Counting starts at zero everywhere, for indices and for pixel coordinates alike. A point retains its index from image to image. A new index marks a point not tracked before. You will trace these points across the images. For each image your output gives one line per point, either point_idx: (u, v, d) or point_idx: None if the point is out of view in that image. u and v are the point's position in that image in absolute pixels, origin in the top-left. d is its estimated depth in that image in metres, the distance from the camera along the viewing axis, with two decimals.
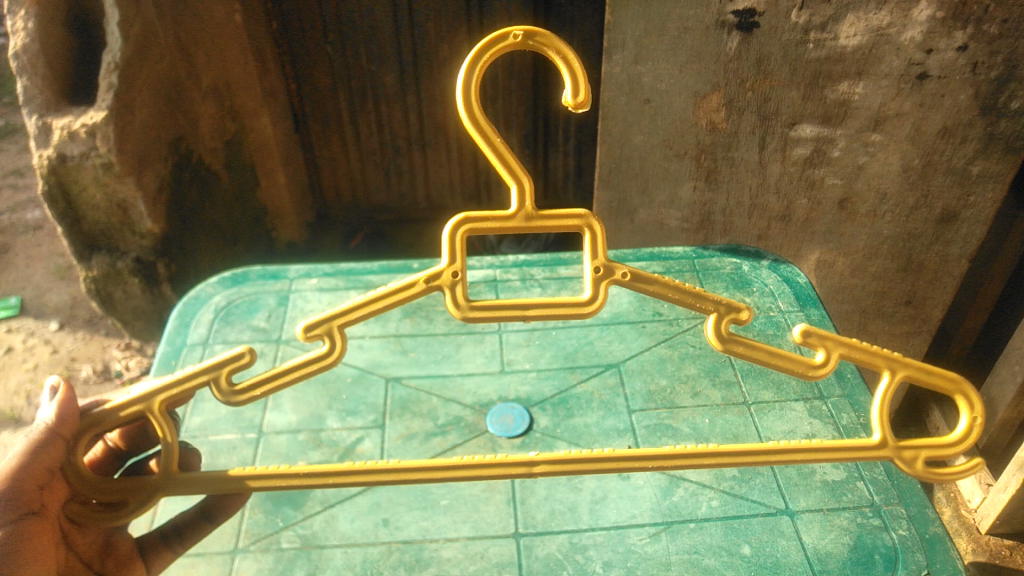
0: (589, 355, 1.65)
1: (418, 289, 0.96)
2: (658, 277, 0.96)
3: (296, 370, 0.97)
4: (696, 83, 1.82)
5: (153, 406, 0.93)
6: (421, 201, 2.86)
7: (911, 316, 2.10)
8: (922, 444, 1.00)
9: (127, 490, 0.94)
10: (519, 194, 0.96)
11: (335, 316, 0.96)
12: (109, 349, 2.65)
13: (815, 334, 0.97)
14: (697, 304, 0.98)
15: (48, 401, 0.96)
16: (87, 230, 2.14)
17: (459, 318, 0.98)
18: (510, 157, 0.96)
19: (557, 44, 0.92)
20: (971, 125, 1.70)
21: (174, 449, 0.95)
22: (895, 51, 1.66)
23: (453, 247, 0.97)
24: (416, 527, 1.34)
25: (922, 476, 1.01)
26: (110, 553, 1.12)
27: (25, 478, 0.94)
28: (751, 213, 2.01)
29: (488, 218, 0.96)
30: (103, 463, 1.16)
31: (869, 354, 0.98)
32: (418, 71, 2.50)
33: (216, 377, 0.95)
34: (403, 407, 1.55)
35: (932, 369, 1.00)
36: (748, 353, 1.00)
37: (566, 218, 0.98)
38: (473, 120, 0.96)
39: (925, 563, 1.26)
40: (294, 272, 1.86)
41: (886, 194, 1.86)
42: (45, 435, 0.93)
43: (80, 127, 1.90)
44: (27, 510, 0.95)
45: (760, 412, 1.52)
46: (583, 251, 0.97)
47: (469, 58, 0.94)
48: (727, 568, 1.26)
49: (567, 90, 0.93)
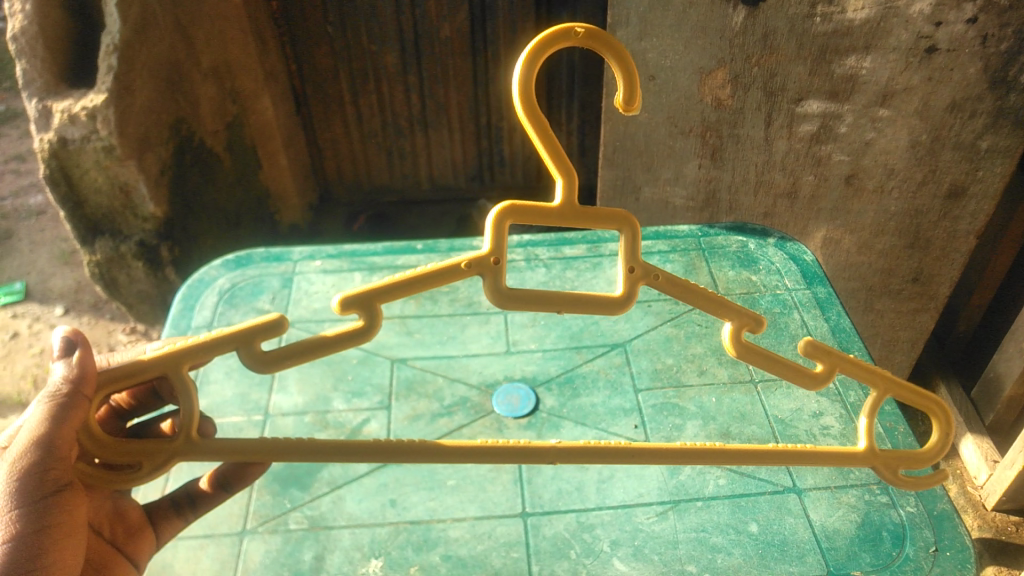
0: (594, 335, 1.64)
1: (457, 271, 0.95)
2: (686, 282, 0.99)
3: (330, 344, 0.95)
4: (701, 59, 1.80)
5: (178, 370, 0.93)
6: (425, 182, 2.85)
7: (918, 294, 2.08)
8: (901, 456, 1.11)
9: (144, 453, 0.95)
10: (565, 189, 0.95)
11: (373, 291, 0.94)
12: (114, 333, 2.66)
13: (821, 352, 1.03)
14: (718, 312, 1.02)
15: (60, 359, 0.92)
16: (89, 214, 2.13)
17: (494, 305, 0.97)
18: (557, 155, 0.95)
19: (616, 47, 0.90)
20: (980, 99, 1.68)
21: (195, 415, 0.96)
22: (903, 24, 1.63)
23: (496, 234, 0.95)
24: (423, 507, 1.34)
25: (893, 482, 1.13)
26: (122, 521, 1.10)
27: (57, 446, 0.88)
28: (757, 191, 1.99)
29: (531, 213, 0.94)
30: (109, 423, 1.16)
31: (867, 373, 1.06)
32: (419, 49, 2.48)
33: (242, 343, 0.94)
34: (408, 388, 1.54)
35: (919, 391, 1.10)
36: (758, 364, 1.04)
37: (606, 217, 0.97)
38: (530, 115, 0.93)
39: (932, 540, 1.26)
40: (298, 254, 1.85)
41: (893, 169, 1.84)
42: (72, 398, 0.89)
43: (80, 110, 1.88)
44: (64, 481, 0.91)
45: (767, 390, 1.52)
46: (619, 252, 0.98)
47: (526, 51, 0.91)
48: (734, 546, 1.27)
49: (619, 93, 0.92)
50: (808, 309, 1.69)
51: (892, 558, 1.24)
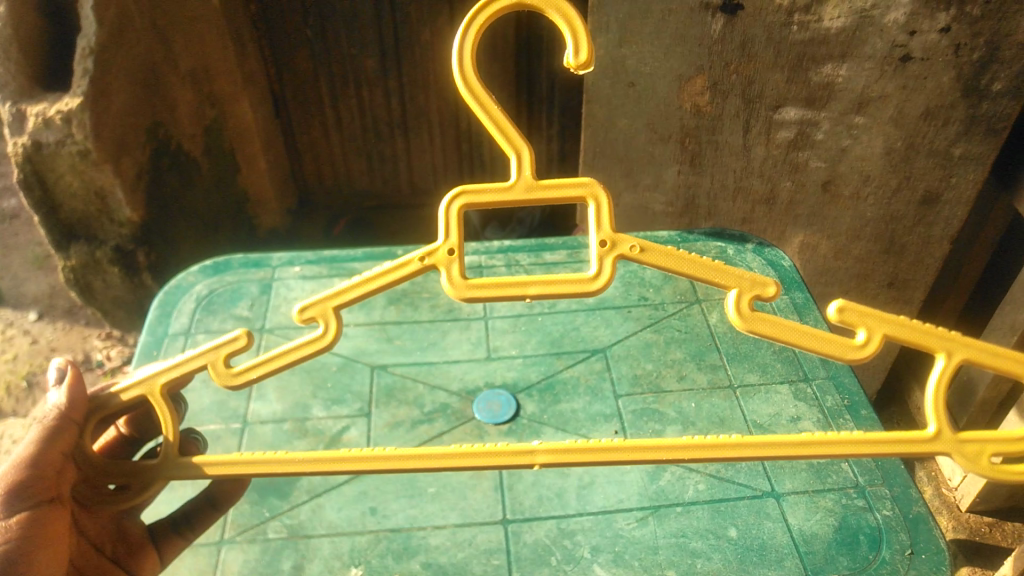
0: (575, 340, 1.64)
1: (414, 267, 0.98)
2: (668, 249, 0.97)
3: (291, 353, 0.99)
4: (680, 66, 1.82)
5: (155, 389, 0.98)
6: (405, 186, 2.84)
7: (894, 299, 2.11)
8: (987, 437, 0.95)
9: (129, 474, 0.98)
10: (519, 164, 0.98)
11: (330, 297, 0.99)
12: (90, 338, 2.64)
13: (853, 311, 0.95)
14: (717, 279, 0.98)
15: (56, 387, 1.04)
16: (65, 219, 2.10)
17: (458, 299, 0.98)
18: (508, 125, 1.00)
19: (558, 4, 0.97)
20: (953, 107, 1.70)
21: (173, 436, 0.98)
22: (878, 33, 1.65)
23: (449, 224, 0.99)
24: (403, 514, 1.33)
25: (988, 473, 0.95)
26: (123, 538, 1.19)
27: (43, 465, 0.99)
28: (735, 197, 2.01)
29: (485, 189, 0.98)
30: (117, 447, 1.22)
31: (918, 333, 0.95)
32: (399, 53, 2.47)
33: (213, 360, 0.99)
34: (388, 395, 1.54)
35: (999, 350, 0.95)
36: (775, 333, 0.97)
37: (570, 187, 0.99)
38: (472, 86, 1.00)
39: (908, 543, 1.27)
40: (277, 260, 1.84)
41: (869, 176, 1.86)
42: (59, 421, 0.99)
43: (55, 114, 1.86)
44: (45, 497, 1.00)
45: (746, 395, 1.53)
46: (589, 223, 0.98)
47: (465, 23, 0.99)
48: (714, 551, 1.27)
49: (568, 52, 0.96)
50: (786, 314, 1.71)
51: (869, 561, 1.25)
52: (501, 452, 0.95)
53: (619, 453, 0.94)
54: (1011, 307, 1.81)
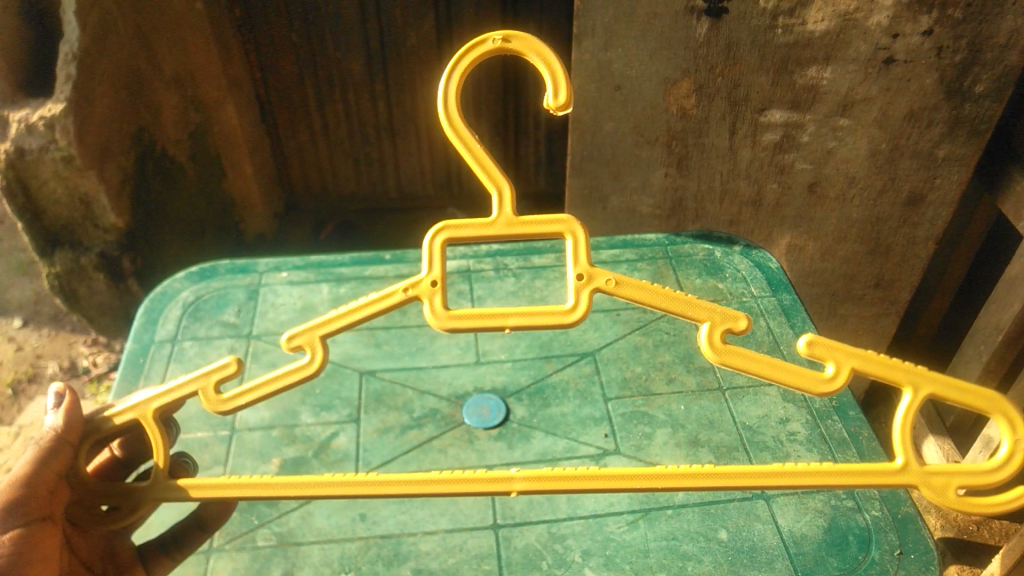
0: (564, 344, 1.64)
1: (399, 297, 0.98)
2: (643, 283, 0.98)
3: (281, 379, 0.99)
4: (666, 69, 1.82)
5: (147, 414, 0.98)
6: (392, 190, 2.83)
7: (880, 299, 2.12)
8: (953, 470, 0.95)
9: (121, 496, 0.97)
10: (500, 201, 0.99)
11: (318, 325, 0.99)
12: (75, 345, 2.62)
13: (820, 345, 0.96)
14: (689, 313, 0.98)
15: (53, 407, 1.01)
16: (48, 225, 2.09)
17: (440, 329, 0.98)
18: (489, 164, 1.01)
19: (539, 47, 0.97)
20: (936, 109, 1.72)
21: (163, 462, 0.97)
22: (862, 36, 1.66)
23: (432, 257, 0.99)
24: (393, 521, 1.33)
25: (955, 506, 0.95)
26: (111, 559, 1.17)
27: (36, 484, 0.97)
28: (722, 199, 2.01)
29: (468, 225, 0.99)
30: (108, 469, 1.20)
31: (886, 366, 0.96)
32: (385, 57, 2.47)
33: (205, 386, 0.98)
34: (377, 401, 1.53)
35: (964, 386, 0.96)
36: (746, 366, 0.97)
37: (549, 224, 0.99)
38: (455, 124, 1.01)
39: (897, 543, 1.28)
40: (264, 266, 1.83)
41: (854, 177, 1.87)
42: (54, 443, 0.97)
43: (38, 120, 1.84)
44: (38, 516, 0.99)
45: (735, 397, 1.53)
46: (566, 257, 0.99)
47: (450, 65, 1.01)
48: (704, 553, 1.28)
49: (548, 93, 0.97)
50: (773, 316, 1.72)
51: (859, 562, 1.26)
52: (480, 479, 0.96)
53: (592, 483, 0.94)
54: (996, 307, 1.82)
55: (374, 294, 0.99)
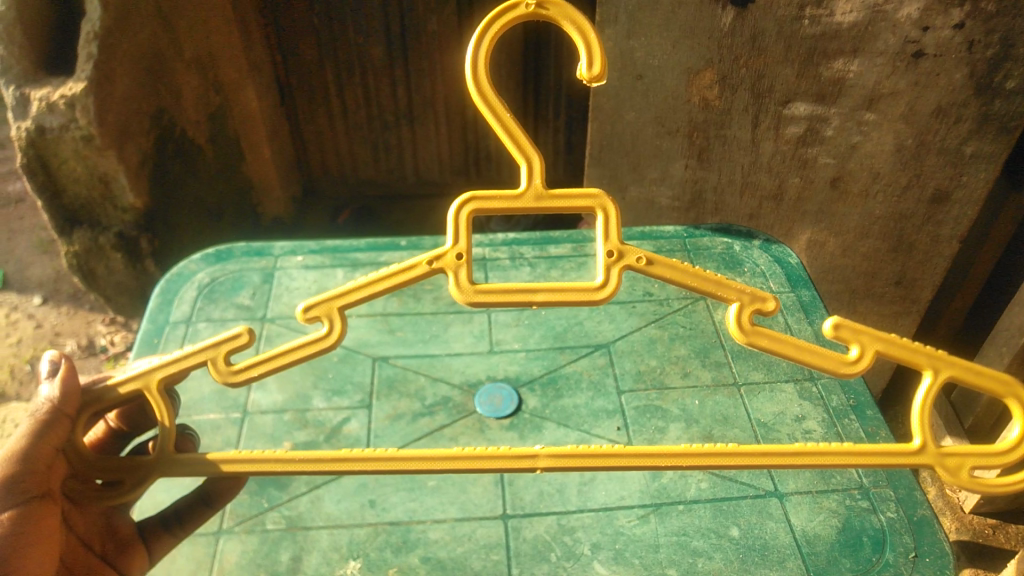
0: (578, 335, 1.63)
1: (421, 270, 0.97)
2: (674, 262, 0.96)
3: (295, 353, 0.99)
4: (689, 58, 1.80)
5: (152, 384, 0.98)
6: (410, 176, 2.82)
7: (901, 297, 2.08)
8: (968, 451, 0.96)
9: (125, 469, 0.97)
10: (529, 172, 0.97)
11: (335, 298, 0.98)
12: (93, 324, 2.64)
13: (847, 327, 0.95)
14: (718, 292, 0.97)
15: (47, 379, 1.00)
16: (67, 204, 2.10)
17: (464, 303, 0.97)
18: (518, 133, 0.99)
19: (572, 15, 0.96)
20: (966, 104, 1.67)
21: (171, 429, 0.97)
22: (891, 28, 1.63)
23: (458, 228, 0.97)
24: (403, 508, 1.32)
25: (967, 486, 0.95)
26: (111, 536, 1.15)
27: (33, 459, 0.96)
28: (743, 192, 1.99)
29: (496, 197, 0.97)
30: (105, 442, 1.21)
31: (908, 349, 0.96)
32: (406, 42, 2.45)
33: (213, 357, 0.98)
34: (390, 387, 1.53)
35: (983, 370, 0.96)
36: (771, 346, 0.96)
37: (578, 197, 0.98)
38: (481, 91, 0.99)
39: (912, 546, 1.26)
40: (280, 249, 1.83)
41: (878, 173, 1.84)
42: (51, 414, 0.96)
43: (59, 98, 1.84)
44: (36, 493, 0.98)
45: (750, 393, 1.51)
46: (595, 233, 0.97)
47: (479, 31, 0.98)
48: (715, 550, 1.26)
49: (582, 63, 0.96)
50: (792, 312, 1.69)
51: (872, 563, 1.24)
52: (504, 455, 0.95)
53: (617, 461, 0.94)
54: (1019, 308, 1.79)
55: (393, 265, 0.98)
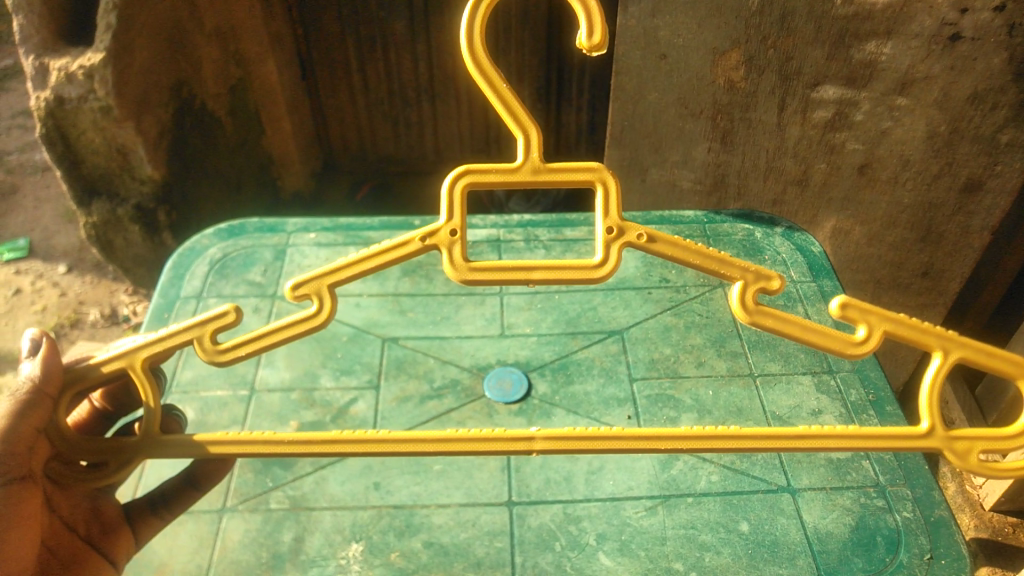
0: (591, 321, 1.60)
1: (415, 247, 0.93)
2: (673, 239, 0.92)
3: (283, 331, 0.96)
4: (716, 38, 1.75)
5: (136, 363, 0.96)
6: (430, 154, 2.79)
7: (928, 289, 2.01)
8: (978, 434, 0.92)
9: (108, 451, 0.96)
10: (526, 146, 0.93)
11: (326, 274, 0.95)
12: (116, 293, 2.65)
13: (854, 307, 0.91)
14: (720, 270, 0.93)
15: (29, 357, 0.98)
16: (86, 175, 2.10)
17: (458, 281, 0.94)
18: (517, 106, 0.94)
19: None
20: (1002, 91, 1.61)
21: (156, 411, 0.95)
22: (927, 10, 1.56)
23: (452, 202, 0.94)
24: (407, 491, 1.31)
25: (976, 469, 0.92)
26: (97, 518, 1.11)
27: (15, 441, 0.92)
28: (767, 177, 1.93)
29: (491, 170, 0.93)
30: (91, 422, 1.20)
31: (916, 329, 0.92)
32: (428, 16, 2.41)
33: (199, 336, 0.96)
34: (398, 368, 1.51)
35: (991, 351, 0.93)
36: (777, 327, 0.93)
37: (577, 172, 0.94)
38: (477, 62, 0.94)
39: (927, 547, 1.23)
40: (293, 226, 1.81)
41: (909, 160, 1.77)
42: (33, 395, 0.94)
43: (78, 69, 1.83)
44: (17, 475, 0.94)
45: (766, 385, 1.48)
46: (594, 210, 0.93)
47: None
48: (724, 544, 1.24)
49: (581, 32, 0.91)
50: (812, 301, 1.65)
51: (885, 564, 1.21)
52: (500, 438, 0.93)
53: (614, 444, 0.91)
54: None
55: (386, 242, 0.94)
